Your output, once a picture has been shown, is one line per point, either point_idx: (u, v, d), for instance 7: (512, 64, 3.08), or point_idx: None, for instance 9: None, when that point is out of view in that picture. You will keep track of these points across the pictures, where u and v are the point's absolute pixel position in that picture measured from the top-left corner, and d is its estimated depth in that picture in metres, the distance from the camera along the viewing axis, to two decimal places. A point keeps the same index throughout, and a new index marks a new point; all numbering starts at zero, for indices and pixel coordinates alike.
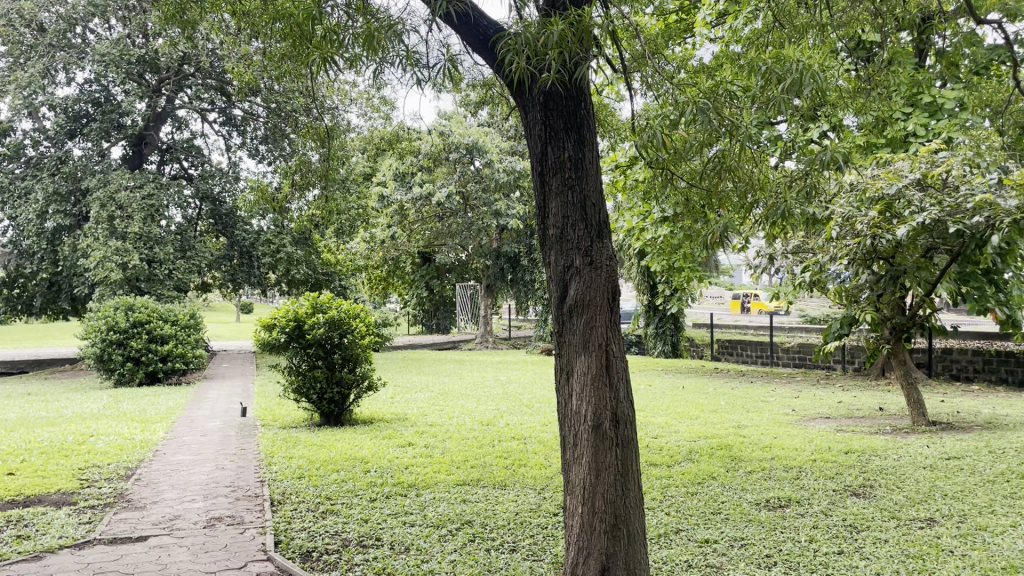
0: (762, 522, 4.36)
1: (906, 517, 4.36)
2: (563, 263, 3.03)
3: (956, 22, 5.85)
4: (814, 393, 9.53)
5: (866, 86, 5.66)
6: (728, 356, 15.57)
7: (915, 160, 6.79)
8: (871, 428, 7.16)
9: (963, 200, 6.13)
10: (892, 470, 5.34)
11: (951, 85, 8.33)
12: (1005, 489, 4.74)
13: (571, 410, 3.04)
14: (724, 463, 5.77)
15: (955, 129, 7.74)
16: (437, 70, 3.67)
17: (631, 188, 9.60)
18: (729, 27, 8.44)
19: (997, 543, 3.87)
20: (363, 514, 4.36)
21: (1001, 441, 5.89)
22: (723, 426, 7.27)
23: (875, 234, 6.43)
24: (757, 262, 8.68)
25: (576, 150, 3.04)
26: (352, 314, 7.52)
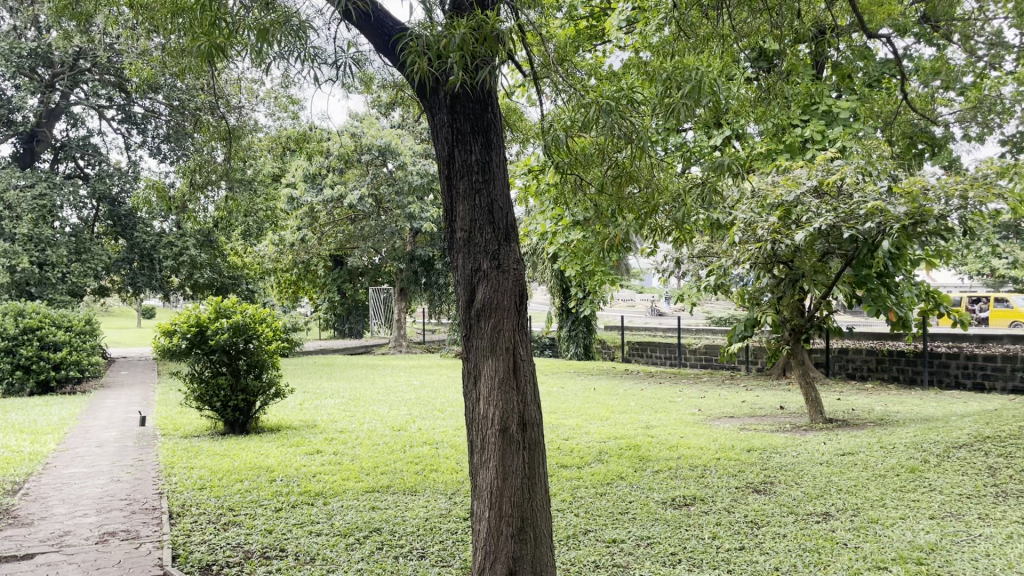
0: (669, 520, 4.45)
1: (804, 511, 4.53)
2: (470, 266, 3.01)
3: (848, 36, 6.11)
4: (720, 393, 9.80)
5: (765, 96, 5.85)
6: (638, 358, 15.87)
7: (813, 168, 7.03)
8: (772, 426, 7.41)
9: (856, 206, 6.43)
10: (790, 466, 5.54)
11: (845, 96, 8.71)
12: (895, 482, 4.96)
13: (478, 414, 3.02)
14: (632, 464, 5.86)
15: (849, 138, 8.09)
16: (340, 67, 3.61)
17: (543, 193, 9.66)
18: (638, 34, 8.60)
19: (887, 535, 4.05)
20: (266, 525, 4.24)
21: (892, 437, 6.19)
22: (632, 427, 7.39)
23: (775, 239, 6.67)
24: (665, 265, 8.88)
25: (483, 153, 3.04)
26: (258, 320, 7.33)
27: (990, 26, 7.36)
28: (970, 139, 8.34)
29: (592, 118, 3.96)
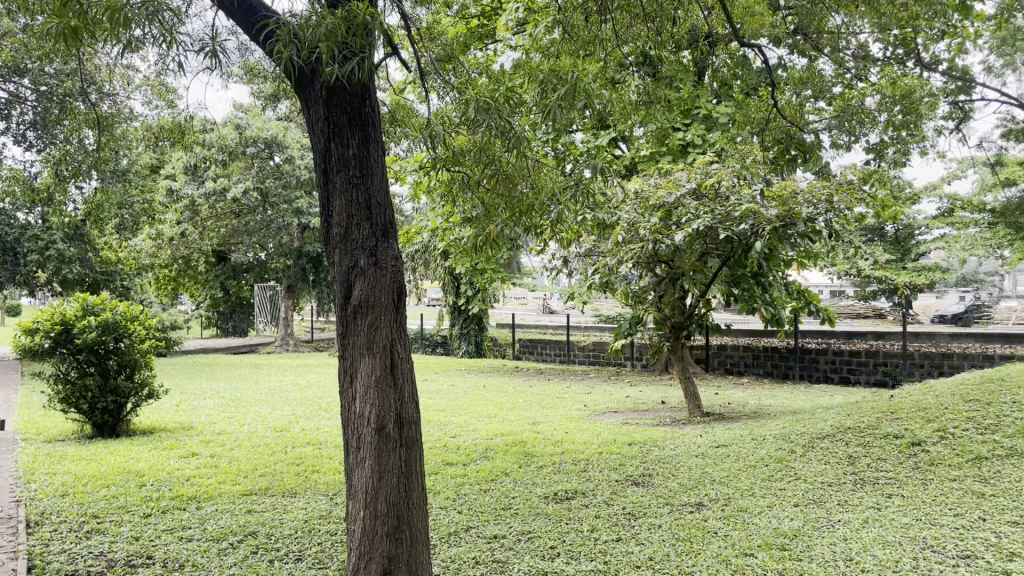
0: (550, 515, 4.52)
1: (679, 502, 4.69)
2: (347, 262, 2.96)
3: (726, 44, 6.36)
4: (605, 389, 10.03)
5: (648, 100, 6.02)
6: (528, 355, 16.04)
7: (692, 171, 7.29)
8: (653, 420, 7.64)
9: (732, 209, 6.70)
10: (669, 459, 5.73)
11: (724, 101, 9.08)
12: (763, 472, 5.20)
13: (354, 413, 2.97)
14: (517, 460, 5.91)
15: (727, 142, 8.44)
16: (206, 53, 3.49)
17: (432, 190, 9.64)
18: (528, 35, 8.67)
19: (755, 522, 4.24)
20: (133, 532, 4.05)
21: (763, 429, 6.48)
22: (519, 423, 7.46)
23: (656, 239, 6.87)
24: (553, 263, 9.02)
25: (360, 148, 3.00)
26: (130, 318, 7.00)
27: (856, 40, 7.79)
28: (837, 147, 8.84)
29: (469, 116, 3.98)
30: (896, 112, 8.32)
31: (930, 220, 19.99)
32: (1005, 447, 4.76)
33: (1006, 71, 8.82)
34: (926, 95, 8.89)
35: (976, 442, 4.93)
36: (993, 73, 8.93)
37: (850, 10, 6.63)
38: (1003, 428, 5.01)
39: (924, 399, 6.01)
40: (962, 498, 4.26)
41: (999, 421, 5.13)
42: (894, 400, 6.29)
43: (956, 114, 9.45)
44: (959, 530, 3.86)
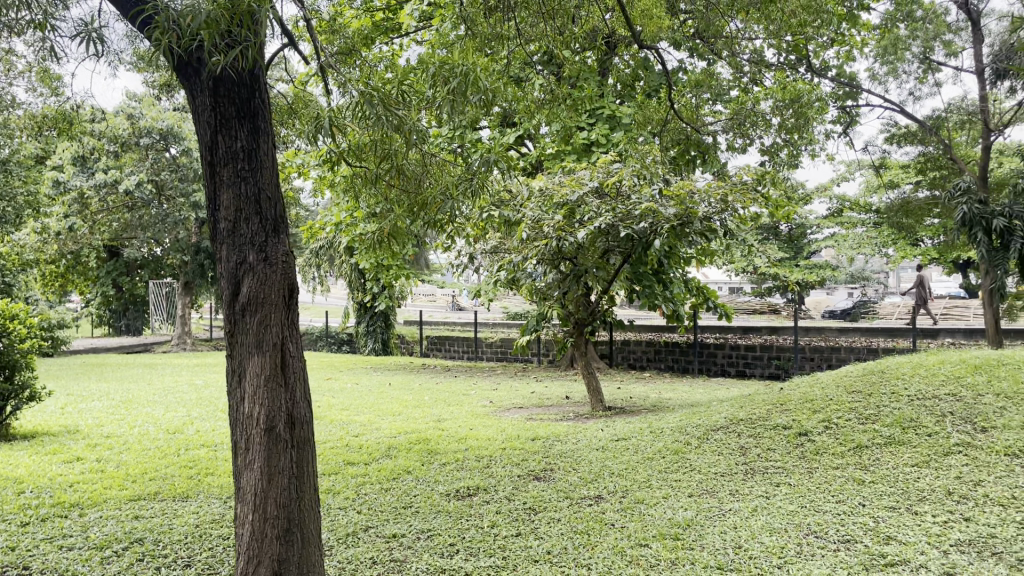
0: (450, 512, 4.51)
1: (578, 496, 4.75)
2: (235, 259, 2.86)
3: (627, 46, 6.46)
4: (510, 385, 10.08)
5: (552, 99, 6.07)
6: (435, 352, 15.96)
7: (594, 170, 7.40)
8: (556, 416, 7.73)
9: (632, 207, 6.83)
10: (570, 453, 5.80)
11: (627, 101, 9.25)
12: (660, 464, 5.32)
13: (243, 414, 2.88)
14: (420, 458, 5.87)
15: (628, 142, 8.59)
16: (82, 37, 3.33)
17: (335, 185, 9.47)
18: (433, 31, 8.60)
19: (651, 513, 4.34)
20: (8, 542, 3.83)
21: (661, 422, 6.64)
22: (423, 420, 7.42)
23: (559, 236, 6.93)
24: (459, 260, 9.01)
25: (249, 140, 2.91)
26: (9, 316, 6.61)
27: (752, 46, 8.05)
28: (734, 148, 9.13)
29: (357, 107, 3.93)
30: (788, 115, 8.65)
31: (821, 220, 20.94)
32: (883, 436, 5.01)
33: (889, 79, 9.29)
34: (816, 100, 9.28)
35: (857, 431, 5.18)
36: (878, 81, 9.39)
37: (745, 16, 6.83)
38: (882, 418, 5.27)
39: (812, 391, 6.28)
40: (844, 485, 4.46)
41: (879, 411, 5.41)
42: (783, 392, 6.55)
43: (844, 118, 9.90)
44: (840, 516, 4.04)
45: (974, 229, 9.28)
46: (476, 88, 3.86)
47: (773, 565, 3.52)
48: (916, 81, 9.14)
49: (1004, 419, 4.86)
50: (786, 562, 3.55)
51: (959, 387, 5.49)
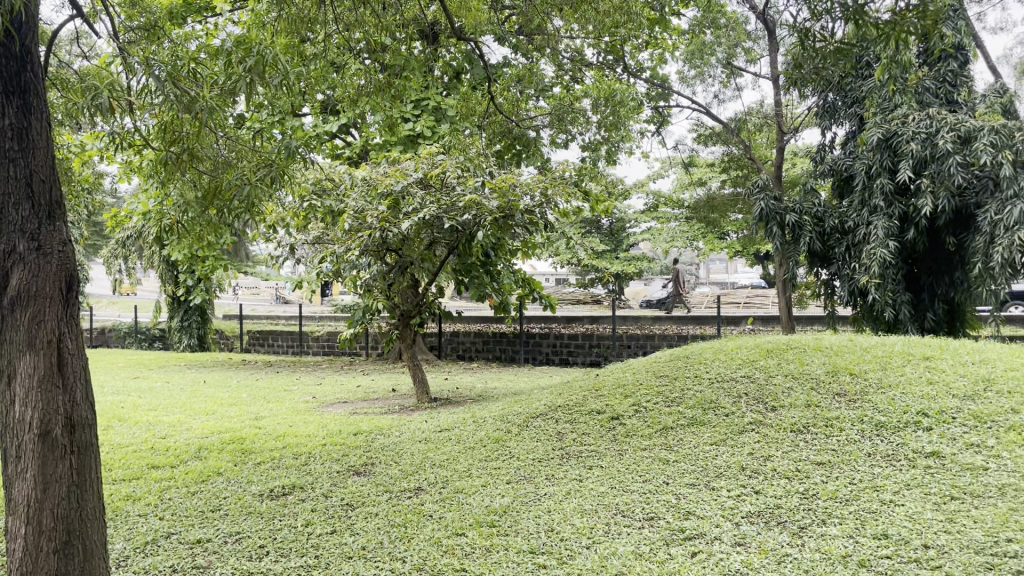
0: (263, 513, 4.33)
1: (398, 489, 4.72)
2: (2, 248, 2.59)
3: (449, 37, 6.44)
4: (335, 380, 9.85)
5: (373, 87, 5.95)
6: (258, 347, 15.35)
7: (418, 161, 7.35)
8: (381, 409, 7.64)
9: (456, 199, 6.85)
10: (392, 446, 5.75)
11: (452, 93, 9.27)
12: (481, 453, 5.38)
13: (13, 419, 2.62)
14: (233, 458, 5.60)
15: (453, 134, 8.61)
16: None
17: (142, 170, 8.86)
18: (250, 11, 8.24)
19: (469, 502, 4.38)
20: None
21: (484, 412, 6.72)
22: (239, 419, 7.10)
23: (383, 227, 6.83)
24: (279, 251, 8.69)
25: (19, 118, 2.65)
26: None
27: (572, 44, 8.30)
28: (556, 143, 9.37)
29: (147, 85, 3.66)
30: (605, 113, 8.99)
31: (639, 214, 22.07)
32: (686, 418, 5.32)
33: (697, 81, 9.88)
34: (632, 99, 9.71)
35: (664, 414, 5.48)
36: (688, 83, 9.96)
37: (565, 15, 7.01)
38: (686, 400, 5.61)
39: (625, 377, 6.58)
40: (650, 465, 4.70)
41: (683, 394, 5.74)
42: (600, 378, 6.82)
43: (656, 118, 10.44)
44: (646, 495, 4.25)
45: (769, 224, 10.02)
46: (274, 68, 3.72)
47: (582, 545, 3.64)
48: (720, 85, 9.78)
49: (791, 398, 5.30)
50: (594, 541, 3.69)
51: (753, 369, 5.94)
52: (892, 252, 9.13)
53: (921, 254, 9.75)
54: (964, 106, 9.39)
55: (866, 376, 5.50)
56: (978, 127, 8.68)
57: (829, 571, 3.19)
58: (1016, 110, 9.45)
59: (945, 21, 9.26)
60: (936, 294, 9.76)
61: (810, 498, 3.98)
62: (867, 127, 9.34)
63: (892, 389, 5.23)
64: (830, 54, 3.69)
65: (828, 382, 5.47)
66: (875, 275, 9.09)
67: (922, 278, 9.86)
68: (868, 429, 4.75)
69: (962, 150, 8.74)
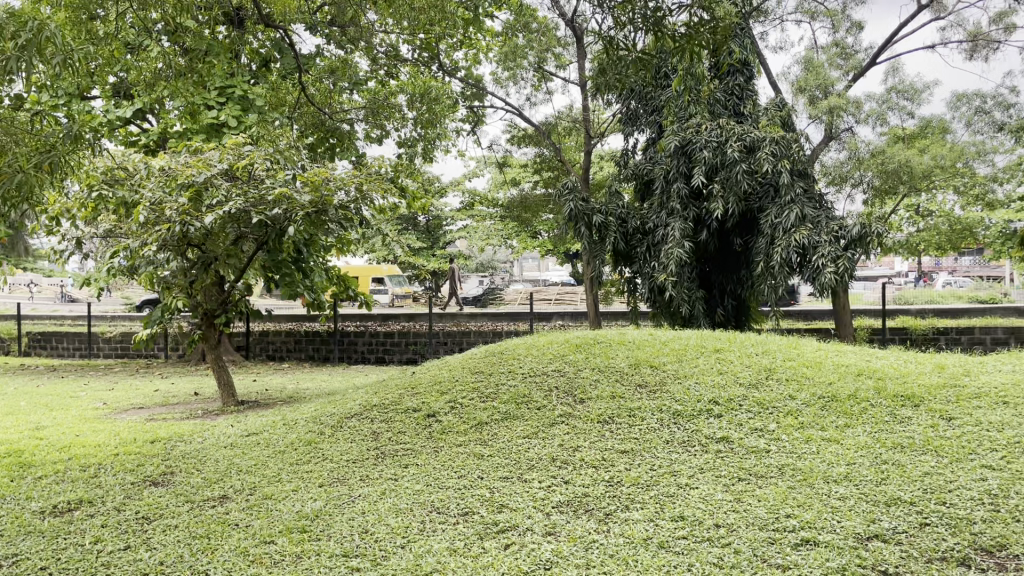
0: (44, 532, 3.94)
1: (200, 499, 4.45)
2: None
3: (257, 22, 6.15)
4: (130, 384, 9.15)
5: (173, 72, 5.58)
6: (40, 350, 13.99)
7: (223, 151, 6.97)
8: (182, 414, 7.19)
9: (265, 192, 6.56)
10: (193, 453, 5.42)
11: (260, 82, 8.89)
12: (292, 457, 5.19)
13: None
14: (7, 473, 5.05)
15: (262, 124, 8.25)
16: None
17: None
18: None
19: (278, 508, 4.21)
20: None
21: (295, 413, 6.50)
22: (16, 430, 6.42)
23: (184, 221, 6.40)
24: (64, 245, 7.95)
25: None
26: None
27: (387, 39, 8.20)
28: (371, 138, 9.22)
29: None
30: (421, 110, 8.97)
31: (455, 212, 22.29)
32: (500, 412, 5.42)
33: (511, 84, 10.10)
34: (448, 97, 9.77)
35: (478, 409, 5.54)
36: (501, 85, 10.15)
37: (380, 9, 6.91)
38: (500, 395, 5.71)
39: (440, 374, 6.60)
40: (465, 460, 4.74)
41: (497, 389, 5.84)
42: (415, 376, 6.79)
43: (471, 118, 10.55)
44: (461, 490, 4.28)
45: (578, 224, 10.40)
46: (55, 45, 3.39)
47: (397, 545, 3.61)
48: (532, 88, 10.05)
49: (597, 390, 5.54)
50: (409, 540, 3.66)
51: (563, 363, 6.15)
52: (687, 252, 9.77)
53: (712, 253, 10.53)
54: (749, 118, 10.26)
55: (664, 367, 5.86)
56: (761, 137, 9.57)
57: (632, 554, 3.36)
58: (793, 124, 10.43)
59: (733, 40, 10.05)
60: (725, 291, 10.59)
61: (616, 485, 4.18)
62: (666, 134, 9.96)
63: (688, 379, 5.62)
64: (631, 64, 3.88)
65: (631, 374, 5.77)
66: (672, 273, 9.67)
67: (714, 276, 10.65)
68: (667, 417, 5.05)
69: (747, 158, 9.57)
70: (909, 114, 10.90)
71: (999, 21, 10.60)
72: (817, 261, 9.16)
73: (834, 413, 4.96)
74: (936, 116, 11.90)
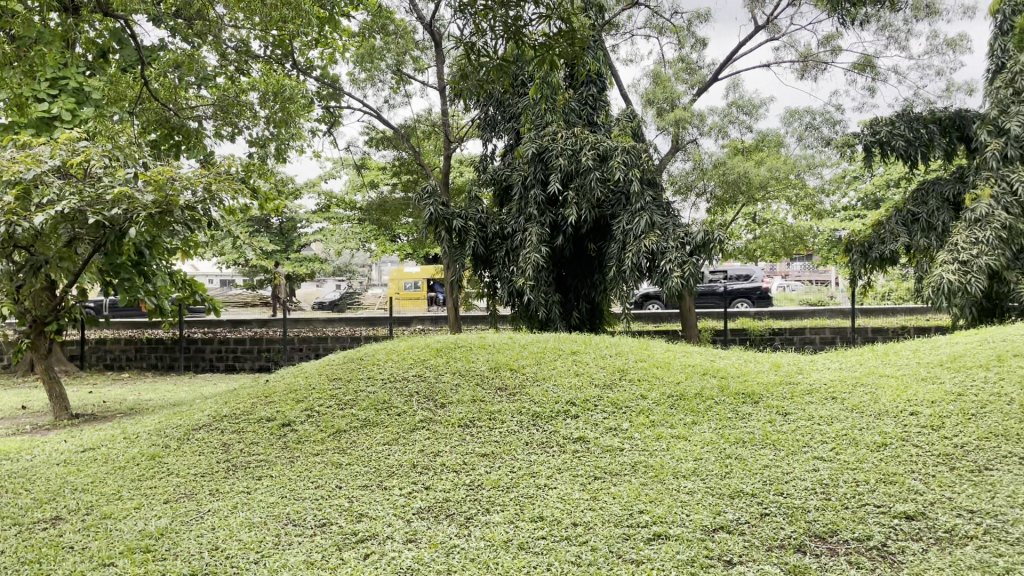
0: None
1: (29, 521, 4.10)
2: None
3: (93, 9, 5.75)
4: None
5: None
6: None
7: (55, 146, 6.47)
8: (7, 430, 6.61)
9: (103, 191, 6.12)
10: (21, 472, 5.00)
11: (97, 73, 8.33)
12: (134, 472, 4.89)
13: None
14: None
15: (99, 119, 7.73)
16: None
17: None
18: None
19: (119, 528, 3.94)
20: None
21: (137, 426, 6.12)
22: None
23: (10, 222, 5.84)
24: None
25: None
26: None
27: (239, 34, 7.89)
28: (220, 137, 8.83)
29: None
30: (274, 109, 8.68)
31: (310, 214, 21.72)
32: (359, 419, 5.32)
33: (368, 85, 9.98)
34: (303, 97, 9.52)
35: (336, 417, 5.42)
36: (358, 86, 9.99)
37: (231, 2, 6.63)
38: (359, 402, 5.60)
39: (296, 381, 6.40)
40: (323, 470, 4.62)
41: (356, 396, 5.73)
42: (269, 384, 6.55)
43: (327, 118, 10.32)
44: (318, 501, 4.16)
45: (437, 228, 10.37)
46: None
47: (250, 561, 3.47)
48: (389, 90, 9.96)
49: (458, 395, 5.55)
50: (263, 555, 3.53)
51: (423, 368, 6.12)
52: (544, 256, 9.94)
53: (567, 258, 10.76)
54: (602, 127, 10.61)
55: (523, 370, 5.96)
56: (613, 147, 9.92)
57: (493, 557, 3.39)
58: (643, 134, 10.87)
59: (587, 51, 10.35)
60: (581, 295, 10.88)
61: (476, 488, 4.20)
62: (523, 141, 10.12)
63: (546, 382, 5.73)
64: (491, 71, 3.89)
65: (491, 378, 5.82)
66: (529, 278, 9.80)
67: (569, 280, 10.88)
68: (526, 419, 5.13)
69: (600, 167, 9.89)
70: (747, 128, 11.60)
71: (826, 44, 11.46)
72: (665, 265, 9.56)
73: (682, 411, 5.20)
74: (771, 131, 12.74)
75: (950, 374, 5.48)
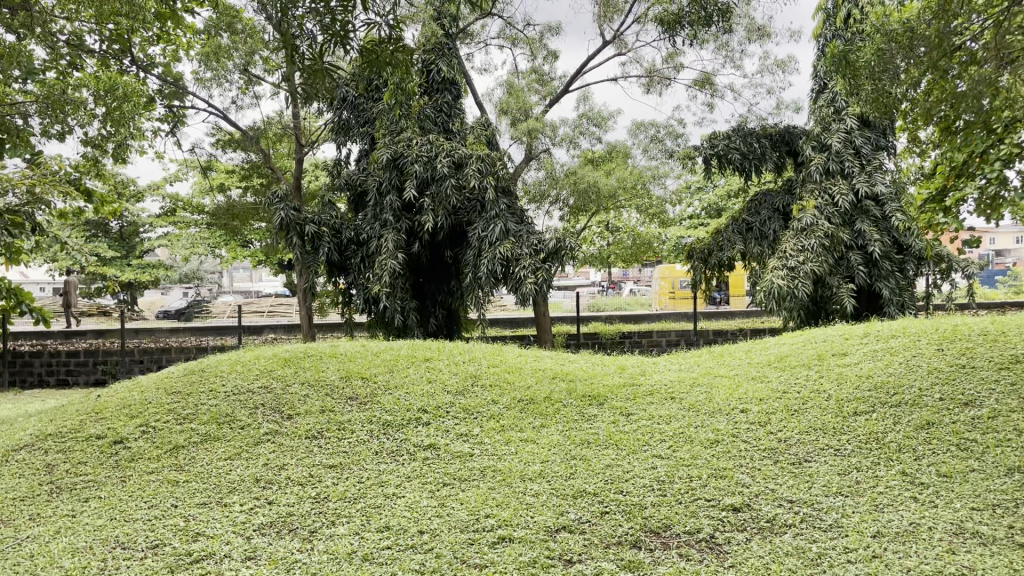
0: None
1: None
2: None
3: None
4: None
5: None
6: None
7: None
8: None
9: None
10: None
11: None
12: None
13: None
14: None
15: None
16: None
17: None
18: None
19: None
20: None
21: None
22: None
23: None
24: None
25: None
26: None
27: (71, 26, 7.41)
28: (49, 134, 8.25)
29: None
30: (111, 106, 8.21)
31: (154, 218, 20.61)
32: (199, 434, 5.10)
33: (214, 85, 9.60)
34: (145, 94, 9.04)
35: (174, 432, 5.17)
36: (204, 85, 9.60)
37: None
38: (199, 416, 5.37)
39: (131, 396, 6.05)
40: (158, 489, 4.40)
41: (196, 410, 5.49)
42: (100, 400, 6.16)
43: (171, 117, 9.86)
44: (151, 522, 3.96)
45: (290, 233, 10.10)
46: None
47: None
48: (238, 91, 9.62)
49: (305, 406, 5.43)
50: None
51: (270, 379, 5.94)
52: (400, 263, 9.89)
53: (424, 264, 10.75)
54: (456, 135, 10.68)
55: (375, 379, 5.89)
56: (468, 155, 10.00)
57: (335, 570, 3.34)
58: (497, 143, 11.01)
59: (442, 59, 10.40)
60: (439, 301, 10.90)
61: (321, 501, 4.13)
62: (378, 147, 10.01)
63: (398, 390, 5.69)
64: (332, 78, 3.84)
65: (342, 388, 5.72)
66: (386, 285, 9.72)
67: (426, 287, 10.87)
68: (376, 428, 5.08)
69: (456, 174, 9.95)
70: (598, 139, 11.97)
71: (670, 61, 12.01)
72: (519, 272, 9.73)
73: (531, 415, 5.30)
74: (620, 142, 13.20)
75: (777, 374, 5.86)
